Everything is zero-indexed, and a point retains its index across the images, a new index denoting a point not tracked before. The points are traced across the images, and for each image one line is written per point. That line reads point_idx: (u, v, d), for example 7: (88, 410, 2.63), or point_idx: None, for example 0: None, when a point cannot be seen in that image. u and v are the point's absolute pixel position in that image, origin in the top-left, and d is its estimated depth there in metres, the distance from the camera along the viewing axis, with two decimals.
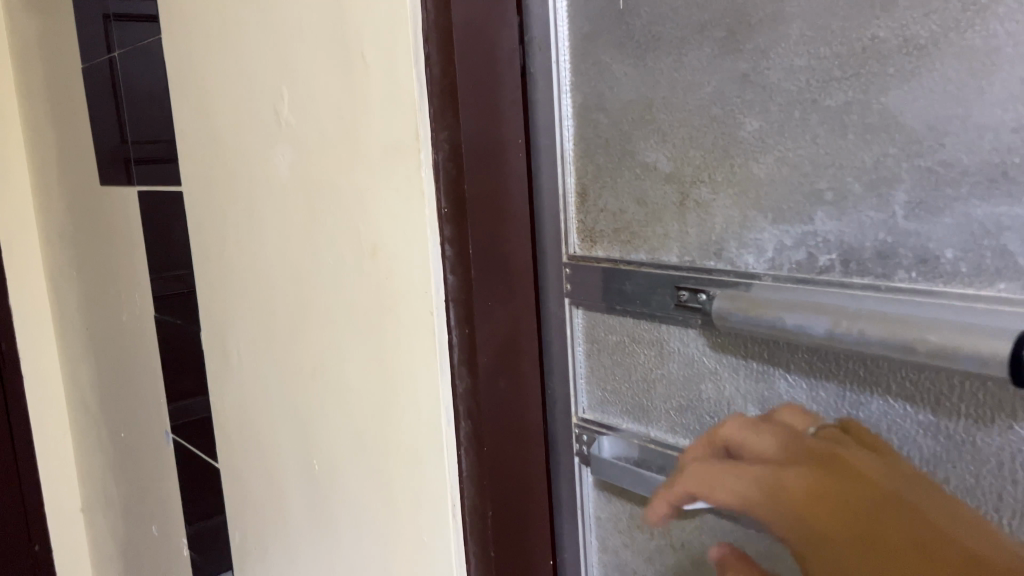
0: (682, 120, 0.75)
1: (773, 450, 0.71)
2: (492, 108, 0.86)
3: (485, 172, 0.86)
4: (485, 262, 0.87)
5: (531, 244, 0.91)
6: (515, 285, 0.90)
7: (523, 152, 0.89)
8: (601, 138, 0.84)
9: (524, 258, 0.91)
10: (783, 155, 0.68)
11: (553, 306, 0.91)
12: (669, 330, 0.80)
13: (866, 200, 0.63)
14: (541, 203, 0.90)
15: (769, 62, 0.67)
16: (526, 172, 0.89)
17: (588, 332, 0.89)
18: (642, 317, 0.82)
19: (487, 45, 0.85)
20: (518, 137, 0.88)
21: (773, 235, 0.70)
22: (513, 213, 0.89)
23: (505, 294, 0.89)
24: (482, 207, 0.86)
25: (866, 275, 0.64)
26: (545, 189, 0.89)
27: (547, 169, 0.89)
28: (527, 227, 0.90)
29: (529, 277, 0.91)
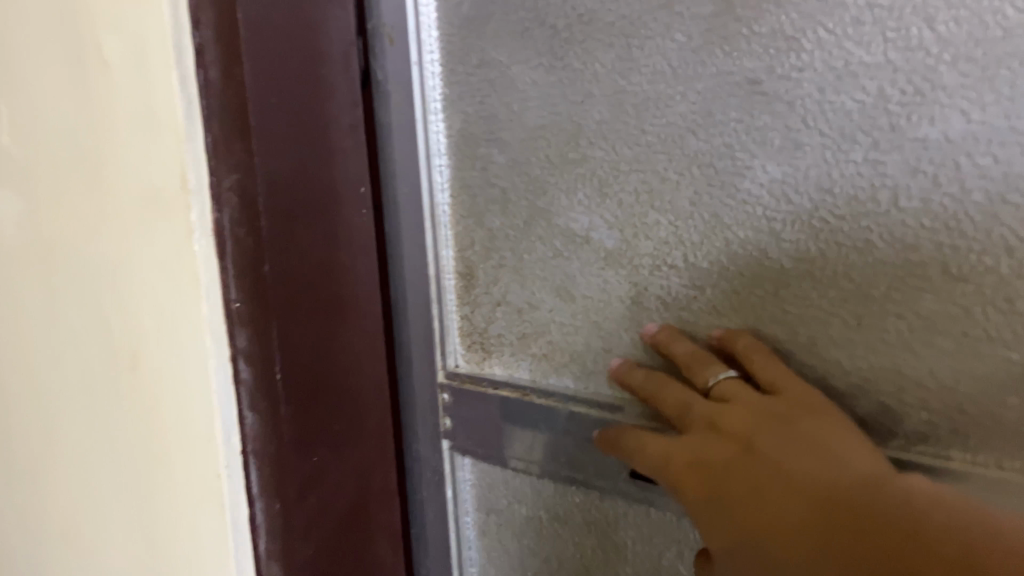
0: (635, 162, 0.44)
1: (631, 373, 0.45)
2: (314, 140, 0.50)
3: (306, 248, 0.50)
4: (312, 399, 0.51)
5: (383, 357, 0.57)
6: (359, 426, 0.55)
7: (367, 211, 0.54)
8: (497, 188, 0.51)
9: (375, 381, 0.56)
10: (831, 229, 0.37)
11: (424, 454, 0.58)
12: (618, 510, 0.49)
13: (1009, 322, 0.33)
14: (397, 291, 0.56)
15: (801, 59, 0.37)
16: (374, 243, 0.55)
17: (480, 497, 0.58)
18: (572, 484, 0.51)
19: (306, 29, 0.49)
20: (360, 187, 0.53)
21: (808, 366, 0.39)
22: (354, 312, 0.54)
23: (343, 445, 0.54)
24: (303, 307, 0.50)
25: (1007, 458, 0.34)
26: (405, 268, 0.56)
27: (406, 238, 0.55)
28: (377, 330, 0.56)
29: (381, 409, 0.57)
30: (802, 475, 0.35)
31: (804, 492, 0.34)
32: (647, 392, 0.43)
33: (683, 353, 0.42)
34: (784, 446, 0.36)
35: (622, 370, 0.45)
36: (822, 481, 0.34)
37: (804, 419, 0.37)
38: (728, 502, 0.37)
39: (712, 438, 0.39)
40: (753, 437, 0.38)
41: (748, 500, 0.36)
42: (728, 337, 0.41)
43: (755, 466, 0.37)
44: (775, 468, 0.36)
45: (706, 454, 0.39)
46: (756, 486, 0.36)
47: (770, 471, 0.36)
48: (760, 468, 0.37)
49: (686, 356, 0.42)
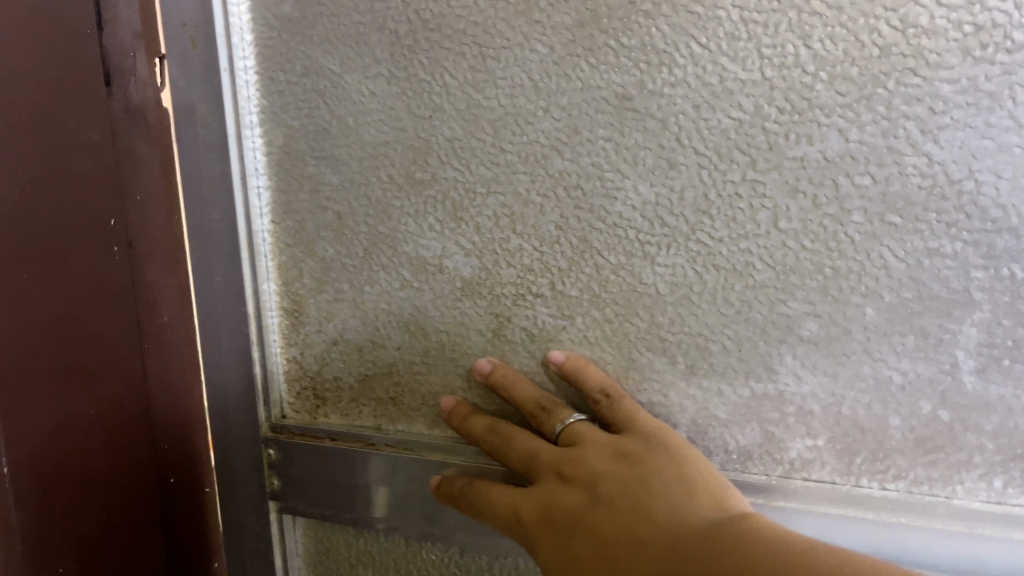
0: (494, 183, 0.40)
1: (469, 415, 0.41)
2: (60, 161, 0.42)
3: (57, 292, 0.42)
4: (65, 477, 0.43)
5: (151, 419, 0.48)
6: (130, 503, 0.47)
7: (121, 249, 0.46)
8: (331, 213, 0.45)
9: (142, 445, 0.48)
10: (708, 252, 0.36)
11: (247, 519, 0.50)
12: (482, 565, 0.45)
13: (889, 342, 0.33)
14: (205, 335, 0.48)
15: (674, 74, 0.35)
16: (132, 283, 0.47)
17: (316, 564, 0.51)
18: (426, 541, 0.46)
19: (39, 28, 0.40)
20: (113, 221, 0.45)
21: (686, 396, 0.37)
22: (118, 371, 0.46)
23: (104, 528, 0.46)
24: (47, 365, 0.41)
25: (890, 479, 0.34)
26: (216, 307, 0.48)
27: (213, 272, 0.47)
28: (149, 392, 0.48)
29: (153, 475, 0.49)
30: (644, 521, 0.32)
31: (644, 538, 0.31)
32: (480, 437, 0.40)
33: (530, 395, 0.39)
34: (633, 496, 0.33)
35: (452, 409, 0.42)
36: (664, 524, 0.32)
37: (659, 467, 0.34)
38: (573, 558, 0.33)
39: (557, 486, 0.36)
40: (601, 485, 0.34)
41: (593, 554, 0.33)
42: (569, 367, 0.39)
43: (602, 514, 0.34)
44: (623, 517, 0.33)
45: (555, 505, 0.35)
46: (602, 537, 0.33)
47: (619, 521, 0.33)
48: (607, 518, 0.33)
49: (526, 394, 0.39)
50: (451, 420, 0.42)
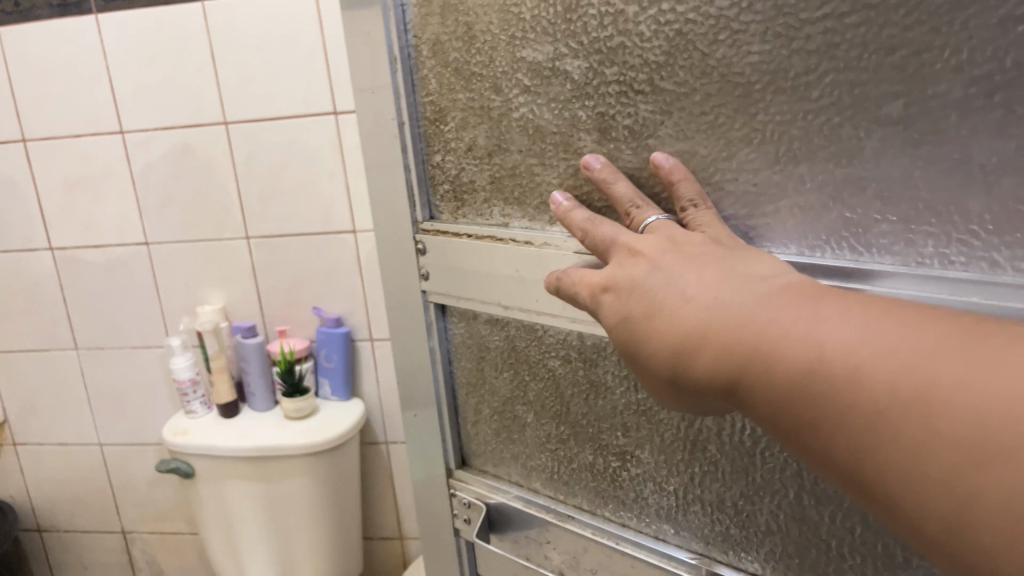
0: None
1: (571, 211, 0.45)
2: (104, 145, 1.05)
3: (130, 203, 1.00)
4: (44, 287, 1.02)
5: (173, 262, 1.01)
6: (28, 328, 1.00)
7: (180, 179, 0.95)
8: (462, 24, 0.49)
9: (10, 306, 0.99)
10: (798, 36, 0.35)
11: (408, 305, 0.58)
12: (593, 345, 0.48)
13: (975, 116, 0.31)
14: (372, 143, 0.56)
15: None
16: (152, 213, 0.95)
17: (461, 344, 0.58)
18: (544, 323, 0.51)
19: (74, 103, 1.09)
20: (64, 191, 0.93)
21: (774, 184, 0.38)
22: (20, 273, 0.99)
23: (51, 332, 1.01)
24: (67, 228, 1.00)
25: (971, 262, 0.33)
26: (377, 120, 0.55)
27: (376, 86, 0.54)
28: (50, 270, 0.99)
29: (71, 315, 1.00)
30: (694, 286, 0.33)
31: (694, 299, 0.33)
32: (578, 231, 0.43)
33: (622, 192, 0.42)
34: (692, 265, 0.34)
35: (562, 205, 0.46)
36: (713, 284, 0.33)
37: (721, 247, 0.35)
38: (630, 317, 0.35)
39: (624, 262, 0.37)
40: (661, 257, 0.36)
41: (646, 314, 0.34)
42: (661, 177, 0.41)
43: (658, 279, 0.35)
44: (678, 280, 0.34)
45: (613, 273, 0.37)
46: (654, 300, 0.34)
47: (674, 283, 0.34)
48: (664, 283, 0.34)
49: (620, 198, 0.42)
50: (558, 212, 0.46)
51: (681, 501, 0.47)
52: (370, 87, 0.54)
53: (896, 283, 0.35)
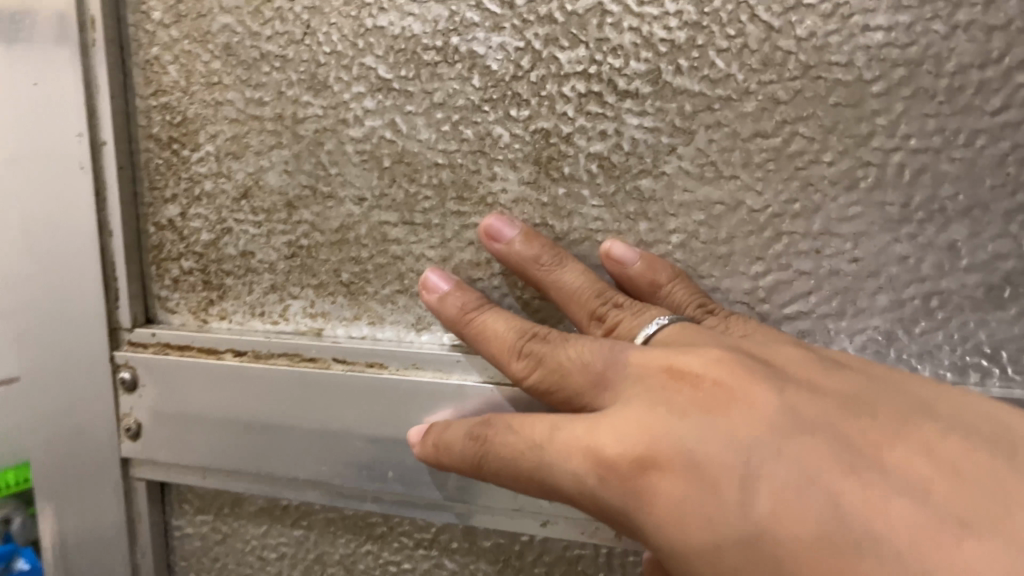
0: None
1: (477, 316, 0.23)
2: None
3: None
4: None
5: None
6: None
7: None
8: None
9: None
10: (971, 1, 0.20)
11: (94, 486, 0.31)
12: (498, 545, 0.27)
13: None
14: (19, 177, 0.29)
15: None
16: None
17: (197, 558, 0.31)
18: (394, 512, 0.28)
19: None
20: None
21: (899, 260, 0.22)
22: None
23: None
24: None
25: None
26: (31, 126, 0.28)
27: (36, 63, 0.28)
28: None
29: None
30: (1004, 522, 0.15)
31: None
32: (495, 348, 0.22)
33: (581, 281, 0.22)
34: (972, 487, 0.16)
35: (446, 295, 0.24)
36: None
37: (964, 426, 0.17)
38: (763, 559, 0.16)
39: (669, 401, 0.18)
40: (802, 407, 0.17)
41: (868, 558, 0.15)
42: (635, 274, 0.22)
43: (887, 495, 0.16)
44: (969, 518, 0.15)
45: (704, 454, 0.17)
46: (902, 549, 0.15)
47: (964, 524, 0.15)
48: (913, 508, 0.15)
49: (568, 295, 0.22)
50: (434, 313, 0.24)
51: None
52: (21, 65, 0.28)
53: None
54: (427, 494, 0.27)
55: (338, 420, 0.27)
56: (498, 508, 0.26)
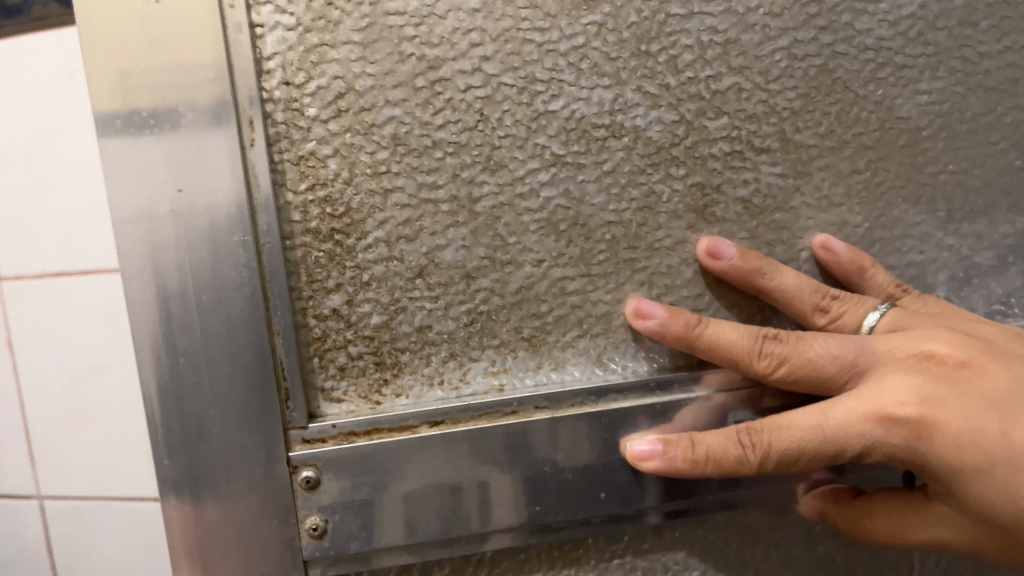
0: (698, 1, 0.29)
1: (709, 329, 0.29)
2: None
3: None
4: None
5: None
6: None
7: None
8: (414, 58, 0.28)
9: None
10: (970, 73, 0.31)
11: None
12: (684, 531, 0.33)
13: None
14: (165, 292, 0.27)
15: None
16: None
17: None
18: (594, 532, 0.32)
19: None
20: None
21: (948, 248, 0.32)
22: None
23: None
24: None
25: None
26: (183, 237, 0.27)
27: (184, 171, 0.27)
28: None
29: None
30: None
31: None
32: (736, 355, 0.28)
33: (804, 284, 0.30)
34: None
35: (668, 317, 0.29)
36: None
37: None
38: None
39: (926, 378, 0.27)
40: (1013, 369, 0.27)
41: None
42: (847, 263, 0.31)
43: None
44: None
45: (975, 416, 0.26)
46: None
47: None
48: None
49: (792, 295, 0.30)
50: (660, 334, 0.29)
51: None
52: (164, 175, 0.27)
53: None
54: (637, 505, 0.31)
55: (553, 460, 0.30)
56: (702, 499, 0.31)
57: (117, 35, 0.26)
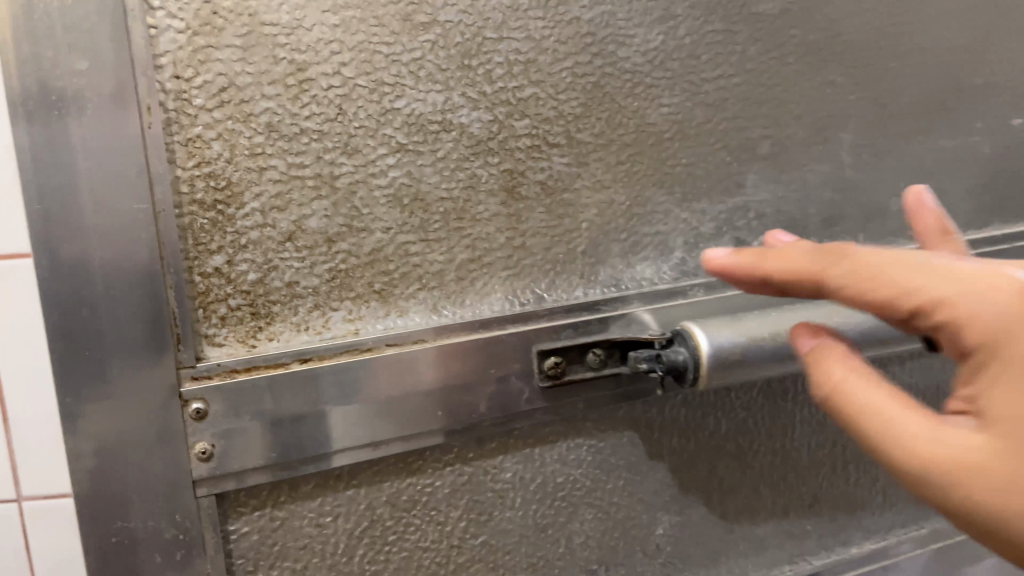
0: (506, 29, 0.39)
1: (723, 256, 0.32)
2: None
3: None
4: None
5: None
6: None
7: None
8: (286, 62, 0.35)
9: None
10: (696, 93, 0.43)
11: (166, 515, 0.34)
12: (505, 444, 0.41)
13: (807, 151, 0.47)
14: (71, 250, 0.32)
15: None
16: None
17: (260, 547, 0.37)
18: (434, 446, 0.40)
19: None
20: None
21: (684, 221, 0.44)
22: None
23: None
24: None
25: (806, 251, 0.48)
26: (88, 200, 0.32)
27: (91, 145, 0.32)
28: None
29: None
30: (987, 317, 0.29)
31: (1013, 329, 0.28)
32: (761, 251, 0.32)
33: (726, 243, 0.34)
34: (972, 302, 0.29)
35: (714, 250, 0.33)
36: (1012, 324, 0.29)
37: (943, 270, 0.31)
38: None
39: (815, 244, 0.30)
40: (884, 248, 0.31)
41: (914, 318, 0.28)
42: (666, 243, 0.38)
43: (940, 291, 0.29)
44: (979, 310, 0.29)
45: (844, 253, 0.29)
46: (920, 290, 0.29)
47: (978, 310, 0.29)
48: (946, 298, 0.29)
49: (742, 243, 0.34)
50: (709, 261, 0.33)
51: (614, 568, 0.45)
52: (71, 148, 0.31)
53: (785, 276, 0.47)
54: (467, 420, 0.39)
55: (402, 386, 0.38)
56: (515, 414, 0.40)
57: (31, 24, 0.30)
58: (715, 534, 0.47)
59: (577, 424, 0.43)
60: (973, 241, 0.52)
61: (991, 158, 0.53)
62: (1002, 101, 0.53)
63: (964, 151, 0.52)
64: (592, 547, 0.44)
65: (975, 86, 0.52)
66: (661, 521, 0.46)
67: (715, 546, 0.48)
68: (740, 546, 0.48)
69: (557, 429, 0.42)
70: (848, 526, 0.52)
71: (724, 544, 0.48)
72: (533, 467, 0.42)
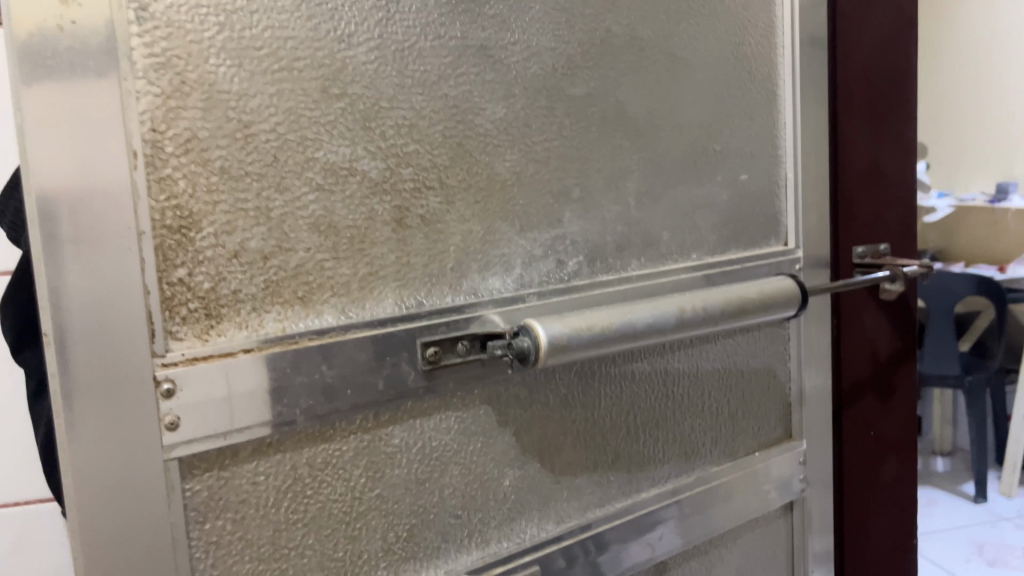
0: (395, 101, 0.52)
1: None
2: None
3: None
4: None
5: None
6: None
7: None
8: (235, 121, 0.46)
9: None
10: (528, 152, 0.59)
11: (139, 473, 0.43)
12: (395, 417, 0.53)
13: (604, 196, 0.64)
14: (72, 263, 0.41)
15: (508, 47, 0.57)
16: None
17: (209, 502, 0.46)
18: (342, 418, 0.51)
19: None
20: None
21: (520, 246, 0.59)
22: None
23: None
24: None
25: (605, 270, 0.65)
26: (88, 224, 0.41)
27: (91, 181, 0.41)
28: None
29: None
30: None
31: None
32: None
33: None
34: None
35: None
36: None
37: None
38: None
39: None
40: None
41: None
42: None
43: None
44: None
45: None
46: None
47: None
48: None
49: None
50: None
51: (472, 511, 0.58)
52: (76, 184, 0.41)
53: (593, 287, 0.63)
54: (369, 396, 0.51)
55: (323, 370, 0.49)
56: (404, 391, 0.53)
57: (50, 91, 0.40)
58: (545, 484, 0.62)
59: (446, 400, 0.56)
60: (721, 263, 0.72)
61: (729, 203, 0.74)
62: (734, 162, 0.74)
63: (711, 197, 0.72)
64: (455, 495, 0.57)
65: (716, 151, 0.72)
66: (504, 473, 0.60)
67: (545, 493, 0.63)
68: (563, 493, 0.64)
69: (432, 404, 0.55)
70: (640, 476, 0.69)
71: (551, 491, 0.63)
72: (414, 435, 0.55)
